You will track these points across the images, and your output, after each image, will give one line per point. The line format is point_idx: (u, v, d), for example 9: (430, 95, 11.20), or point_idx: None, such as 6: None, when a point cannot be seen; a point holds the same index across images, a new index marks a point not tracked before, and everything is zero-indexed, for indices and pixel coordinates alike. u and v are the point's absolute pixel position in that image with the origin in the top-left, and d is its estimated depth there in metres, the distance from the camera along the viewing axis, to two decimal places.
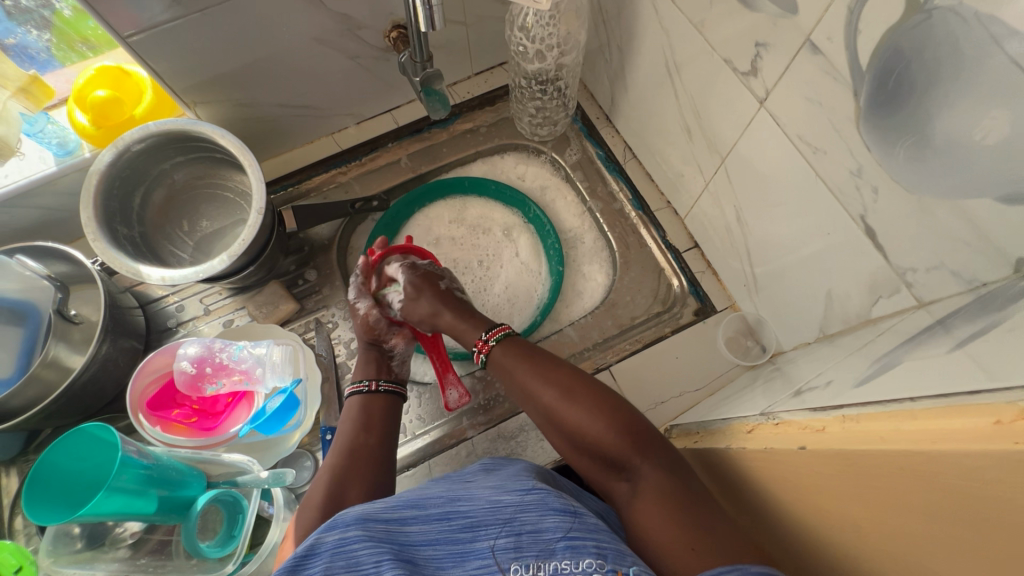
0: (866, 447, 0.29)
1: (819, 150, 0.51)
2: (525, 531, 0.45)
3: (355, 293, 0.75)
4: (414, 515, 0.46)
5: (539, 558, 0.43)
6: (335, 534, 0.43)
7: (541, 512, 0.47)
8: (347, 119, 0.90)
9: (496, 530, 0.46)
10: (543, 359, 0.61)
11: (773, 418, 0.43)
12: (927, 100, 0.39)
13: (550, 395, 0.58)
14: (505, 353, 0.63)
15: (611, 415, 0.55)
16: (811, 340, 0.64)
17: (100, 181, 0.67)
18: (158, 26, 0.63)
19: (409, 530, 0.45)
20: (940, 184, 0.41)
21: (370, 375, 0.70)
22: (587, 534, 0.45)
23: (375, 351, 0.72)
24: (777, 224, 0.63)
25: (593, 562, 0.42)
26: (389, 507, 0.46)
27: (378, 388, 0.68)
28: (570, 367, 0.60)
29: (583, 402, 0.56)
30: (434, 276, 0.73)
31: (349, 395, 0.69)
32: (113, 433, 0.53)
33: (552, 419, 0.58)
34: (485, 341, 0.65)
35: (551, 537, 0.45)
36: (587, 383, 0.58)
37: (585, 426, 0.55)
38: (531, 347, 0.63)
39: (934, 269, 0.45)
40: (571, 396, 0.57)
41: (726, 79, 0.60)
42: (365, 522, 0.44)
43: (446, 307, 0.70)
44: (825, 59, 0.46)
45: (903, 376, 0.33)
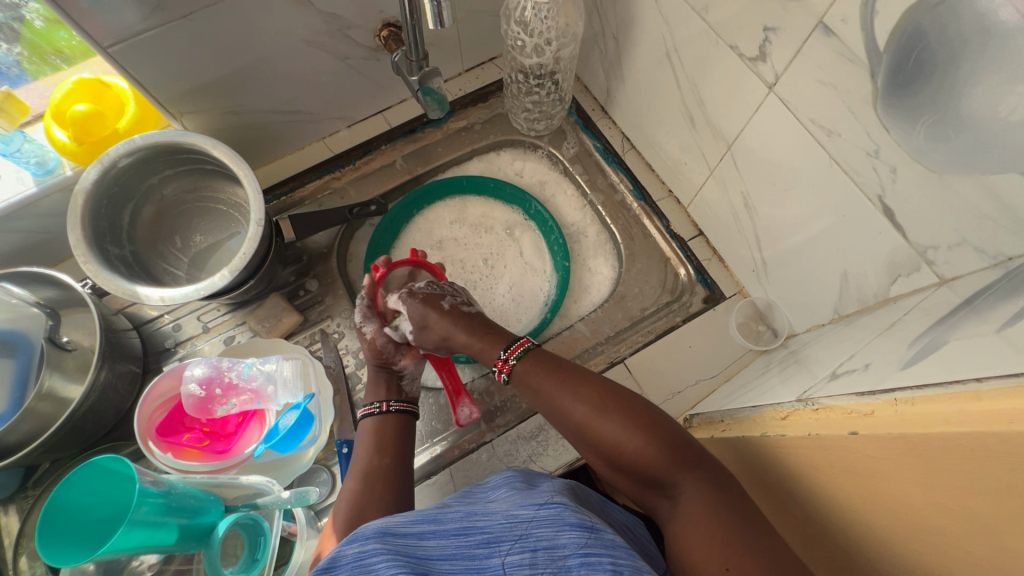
0: (932, 430, 0.30)
1: (834, 132, 0.51)
2: (540, 546, 0.43)
3: (361, 316, 0.72)
4: (431, 531, 0.45)
5: (554, 574, 0.41)
6: (355, 548, 0.42)
7: (557, 525, 0.45)
8: (338, 123, 0.88)
9: (511, 544, 0.44)
10: (569, 371, 0.59)
11: (811, 403, 0.43)
12: (949, 78, 0.39)
13: (581, 411, 0.56)
14: (528, 371, 0.60)
15: (649, 429, 0.53)
16: (826, 321, 0.65)
17: (87, 200, 0.64)
18: (140, 34, 0.60)
19: (424, 545, 0.44)
20: (963, 162, 0.41)
21: (380, 397, 0.68)
22: (606, 548, 0.43)
23: (385, 373, 0.70)
24: (788, 209, 0.63)
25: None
26: (407, 522, 0.46)
27: (389, 409, 0.66)
28: (599, 377, 0.59)
29: (617, 417, 0.54)
30: (436, 297, 0.69)
31: (362, 416, 0.67)
32: (129, 464, 0.51)
33: (584, 436, 0.56)
34: (505, 360, 0.62)
35: (567, 552, 0.43)
36: (620, 396, 0.56)
37: (620, 443, 0.53)
38: (554, 359, 0.61)
39: (956, 246, 0.46)
40: (604, 413, 0.55)
41: (732, 65, 0.60)
42: (384, 535, 0.43)
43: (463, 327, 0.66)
44: (839, 42, 0.46)
45: (952, 356, 0.33)
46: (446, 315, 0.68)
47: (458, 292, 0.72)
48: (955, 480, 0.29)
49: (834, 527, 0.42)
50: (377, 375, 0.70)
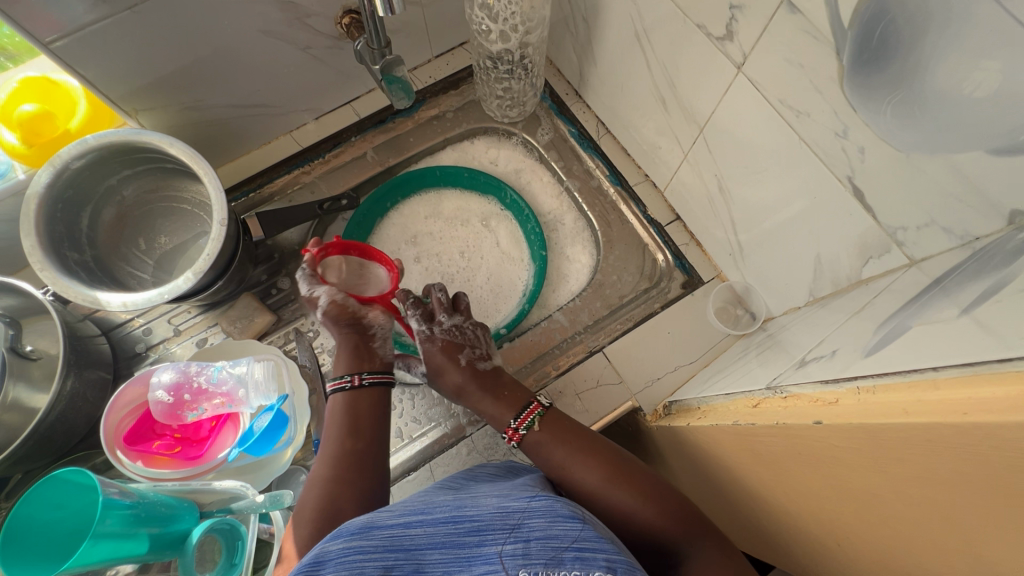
0: (888, 420, 0.29)
1: (803, 113, 0.50)
2: (533, 536, 0.42)
3: (308, 283, 0.68)
4: (420, 519, 0.44)
5: (547, 566, 0.40)
6: (339, 543, 0.42)
7: (551, 516, 0.44)
8: (304, 115, 0.85)
9: (503, 534, 0.43)
10: (582, 439, 0.60)
11: (780, 391, 0.42)
12: (914, 56, 0.38)
13: (593, 481, 0.57)
14: (540, 440, 0.61)
15: (659, 501, 0.55)
16: (801, 304, 0.64)
17: (41, 206, 0.62)
18: (85, 28, 0.57)
19: (413, 536, 0.43)
20: (929, 142, 0.40)
21: (352, 369, 0.65)
22: (600, 542, 0.42)
23: (354, 334, 0.67)
24: (762, 192, 0.62)
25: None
26: (397, 514, 0.45)
27: (361, 381, 0.64)
28: (611, 449, 0.60)
29: (628, 488, 0.56)
30: (454, 347, 0.68)
31: (331, 393, 0.65)
32: (92, 475, 0.50)
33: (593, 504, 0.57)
34: (514, 428, 0.62)
35: (560, 543, 0.42)
36: (630, 467, 0.58)
37: (632, 512, 0.55)
38: (570, 424, 0.62)
39: (924, 227, 0.45)
40: (615, 481, 0.56)
41: (700, 46, 0.59)
42: (369, 530, 0.43)
43: (478, 391, 0.66)
44: (804, 18, 0.45)
45: (914, 343, 0.32)
46: (464, 371, 0.67)
47: (479, 340, 0.70)
48: (919, 467, 0.29)
49: (812, 507, 0.42)
50: (347, 339, 0.67)
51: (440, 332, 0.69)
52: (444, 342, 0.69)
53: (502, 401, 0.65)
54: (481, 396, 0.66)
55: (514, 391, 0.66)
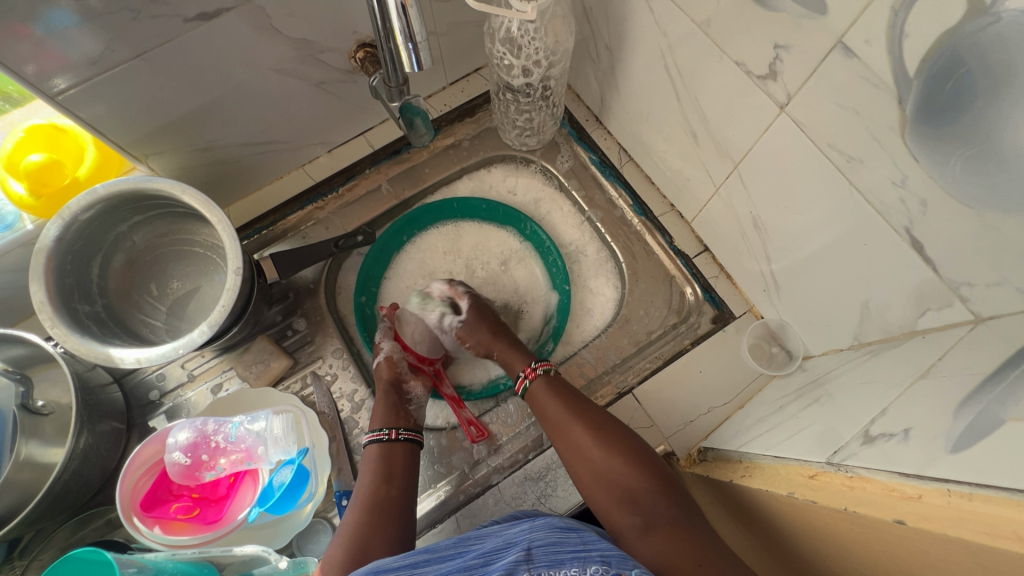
0: (996, 543, 0.26)
1: (855, 159, 0.47)
2: (535, 546, 0.44)
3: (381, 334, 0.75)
4: (426, 557, 0.46)
5: (550, 568, 0.43)
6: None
7: (550, 528, 0.46)
8: (317, 149, 0.82)
9: (506, 552, 0.45)
10: (572, 393, 0.65)
11: (845, 469, 0.39)
12: (992, 112, 0.35)
13: (581, 429, 0.60)
14: (541, 388, 0.65)
15: (635, 454, 0.58)
16: (845, 347, 0.61)
17: (50, 259, 0.59)
18: (94, 76, 0.55)
19: (422, 571, 0.44)
20: (1005, 201, 0.37)
21: (389, 423, 0.66)
22: (595, 543, 0.45)
23: (394, 395, 0.69)
24: (803, 232, 0.59)
25: (599, 568, 0.42)
26: (400, 557, 0.46)
27: (398, 437, 0.64)
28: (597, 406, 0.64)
29: (611, 440, 0.59)
30: (490, 312, 0.74)
31: (368, 442, 0.64)
32: (107, 553, 0.47)
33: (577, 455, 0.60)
34: (533, 367, 0.67)
35: (561, 548, 0.44)
36: (614, 425, 0.61)
37: (611, 462, 0.58)
38: (560, 381, 0.66)
39: (995, 285, 0.41)
40: (601, 432, 0.60)
41: (738, 82, 0.55)
42: (377, 574, 0.44)
43: (502, 340, 0.72)
44: (861, 63, 0.42)
45: (1012, 443, 0.29)
46: (498, 328, 0.73)
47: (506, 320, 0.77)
48: None
49: None
50: (386, 397, 0.68)
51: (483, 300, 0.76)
52: (483, 306, 0.75)
53: (522, 350, 0.71)
54: (505, 347, 0.72)
55: (529, 347, 0.72)
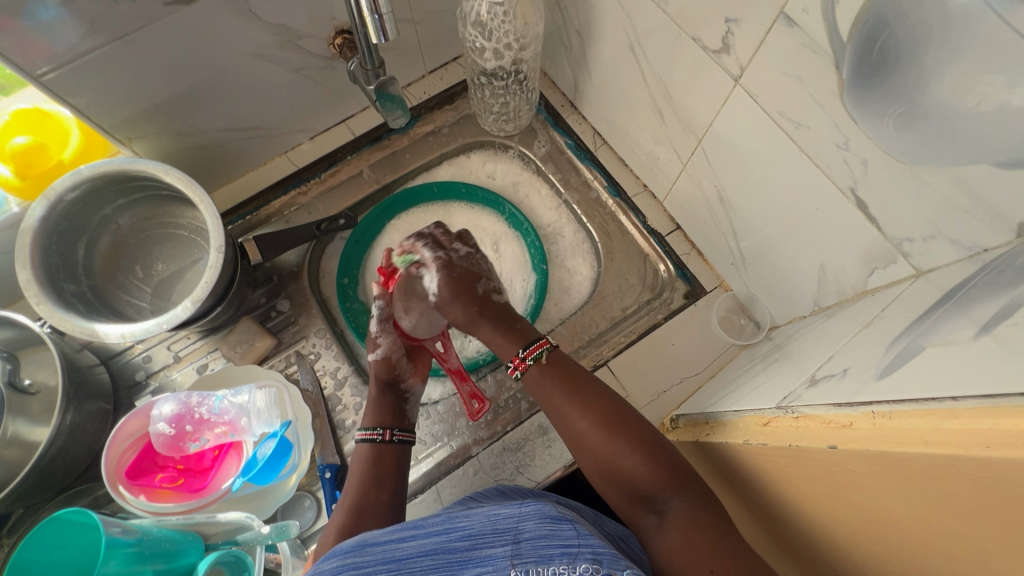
0: (908, 449, 0.29)
1: (802, 125, 0.50)
2: (524, 538, 0.42)
3: (378, 327, 0.69)
4: (412, 533, 0.43)
5: (538, 564, 0.41)
6: (332, 562, 0.43)
7: (541, 517, 0.43)
8: (299, 135, 0.84)
9: (495, 540, 0.42)
10: (582, 380, 0.60)
11: (790, 410, 0.42)
12: (915, 69, 0.38)
13: (589, 423, 0.57)
14: (544, 375, 0.61)
15: (647, 449, 0.54)
16: (806, 313, 0.64)
17: (36, 238, 0.61)
18: (77, 58, 0.57)
19: (405, 547, 0.43)
20: (933, 154, 0.40)
21: (383, 423, 0.65)
22: (588, 537, 0.41)
23: (390, 395, 0.68)
24: (763, 202, 0.62)
25: (589, 568, 0.40)
26: (388, 529, 0.44)
27: (391, 438, 0.63)
28: (606, 394, 0.59)
29: (621, 434, 0.55)
30: (471, 278, 0.67)
31: (358, 442, 0.64)
32: (92, 513, 0.49)
33: (586, 448, 0.57)
34: (522, 358, 0.62)
35: (550, 543, 0.41)
36: (627, 418, 0.57)
37: (620, 458, 0.55)
38: (571, 367, 0.61)
39: (931, 238, 0.44)
40: (609, 425, 0.56)
41: (697, 58, 0.58)
42: (363, 547, 0.43)
43: (484, 318, 0.66)
44: (801, 31, 0.44)
45: (926, 366, 0.32)
46: (478, 300, 0.66)
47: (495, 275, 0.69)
48: (939, 493, 0.28)
49: (831, 531, 0.41)
50: (383, 397, 0.67)
51: (459, 262, 0.68)
52: (461, 270, 0.67)
53: (511, 333, 0.65)
54: (489, 326, 0.66)
55: (520, 332, 0.65)
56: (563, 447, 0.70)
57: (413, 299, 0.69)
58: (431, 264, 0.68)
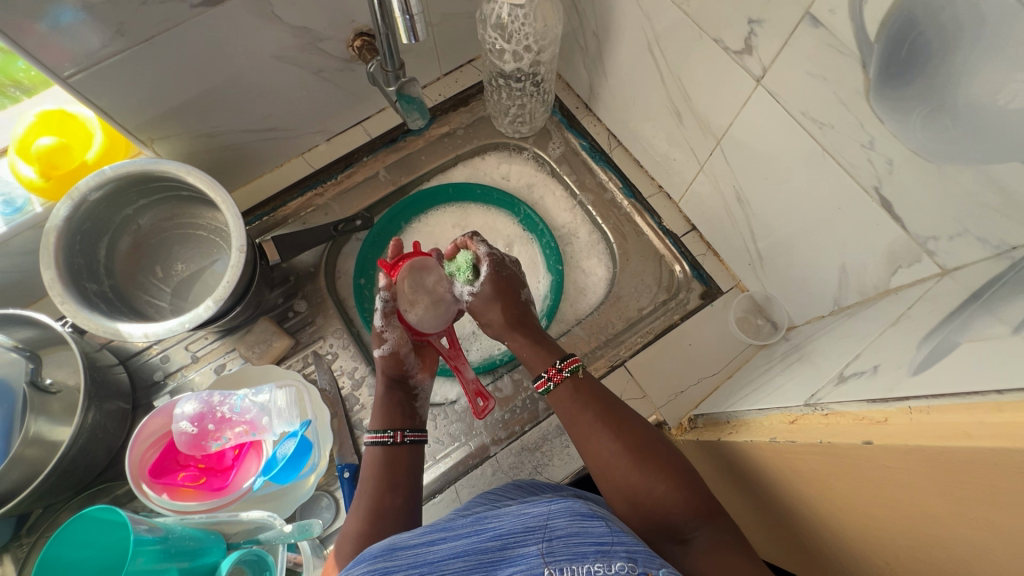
0: (948, 443, 0.29)
1: (826, 125, 0.50)
2: (556, 536, 0.41)
3: (382, 320, 0.68)
4: (442, 535, 0.43)
5: (572, 562, 0.40)
6: (361, 567, 0.41)
7: (572, 513, 0.42)
8: (316, 137, 0.85)
9: (527, 538, 0.41)
10: (612, 404, 0.60)
11: (820, 407, 0.42)
12: (944, 68, 0.38)
13: (620, 445, 0.56)
14: (576, 390, 0.60)
15: (677, 479, 0.53)
16: (825, 313, 0.64)
17: (60, 238, 0.61)
18: (103, 60, 0.58)
19: (436, 549, 0.42)
20: (961, 153, 0.40)
21: (394, 424, 0.64)
22: (620, 534, 0.41)
23: (399, 393, 0.67)
24: (783, 202, 0.62)
25: (624, 566, 0.39)
26: (418, 533, 0.43)
27: (403, 440, 0.62)
28: (637, 420, 0.59)
29: (652, 462, 0.55)
30: (513, 287, 0.69)
31: (370, 445, 0.63)
32: (121, 512, 0.49)
33: (613, 473, 0.55)
34: (559, 369, 0.61)
35: (583, 539, 0.40)
36: (656, 447, 0.56)
37: (650, 486, 0.53)
38: (601, 390, 0.61)
39: (957, 236, 0.44)
40: (642, 452, 0.55)
41: (718, 59, 0.59)
42: (392, 551, 0.42)
43: (519, 329, 0.66)
44: (827, 31, 0.45)
45: (963, 362, 0.32)
46: (515, 304, 0.68)
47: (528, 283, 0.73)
48: (979, 487, 0.28)
49: (858, 528, 0.41)
50: (392, 395, 0.66)
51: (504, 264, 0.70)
52: (508, 273, 0.70)
53: (545, 347, 0.65)
54: (522, 336, 0.66)
55: (554, 346, 0.66)
56: None
57: (421, 293, 0.67)
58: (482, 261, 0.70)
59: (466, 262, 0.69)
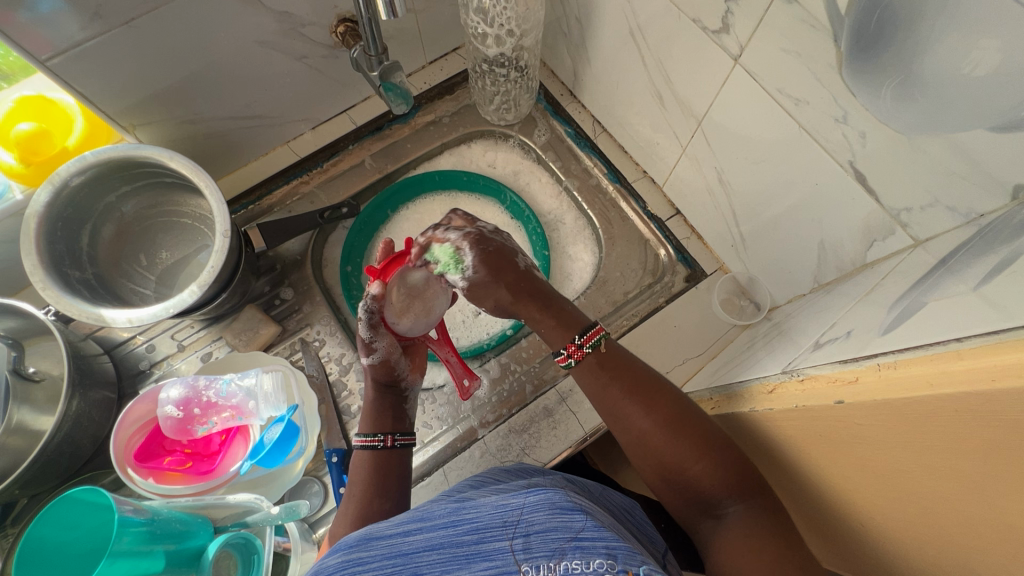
0: (913, 394, 0.30)
1: (802, 101, 0.51)
2: (533, 530, 0.41)
3: (367, 331, 0.65)
4: (417, 526, 0.43)
5: (549, 559, 0.40)
6: (338, 557, 0.43)
7: (551, 507, 0.41)
8: (301, 125, 0.85)
9: (502, 533, 0.41)
10: (642, 378, 0.57)
11: (796, 374, 0.43)
12: (910, 39, 0.39)
13: (649, 423, 0.54)
14: (601, 366, 0.58)
15: (715, 453, 0.52)
16: (806, 291, 0.65)
17: (41, 224, 0.61)
18: (82, 44, 0.57)
19: (411, 542, 0.42)
20: (930, 122, 0.41)
21: (385, 428, 0.63)
22: (601, 530, 0.41)
23: (391, 397, 0.66)
24: (762, 181, 0.63)
25: (604, 563, 0.39)
26: (395, 523, 0.44)
27: (394, 444, 0.62)
28: (669, 390, 0.57)
29: (688, 436, 0.53)
30: (506, 256, 0.64)
31: (360, 449, 0.63)
32: (106, 493, 0.49)
33: (647, 449, 0.55)
34: (578, 346, 0.58)
35: (561, 535, 0.40)
36: (690, 418, 0.54)
37: (686, 461, 0.52)
38: (628, 363, 0.58)
39: (928, 207, 0.45)
40: (675, 427, 0.53)
41: (697, 40, 0.59)
42: (368, 542, 0.43)
43: (530, 297, 0.62)
44: (800, 7, 0.46)
45: (928, 319, 0.33)
46: (521, 276, 0.64)
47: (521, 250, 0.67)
48: (945, 434, 0.29)
49: (836, 489, 0.42)
50: (383, 400, 0.65)
51: (489, 240, 0.65)
52: (495, 246, 0.65)
53: (561, 317, 0.61)
54: (534, 305, 0.62)
55: (570, 316, 0.61)
56: (568, 429, 0.70)
57: (414, 300, 0.68)
58: (461, 243, 0.64)
59: (449, 256, 0.64)
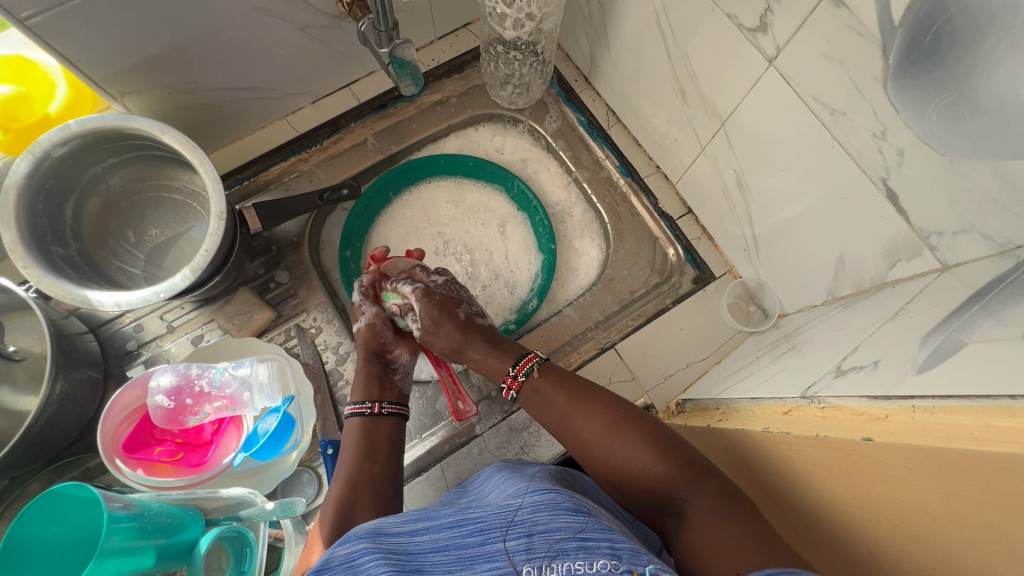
0: (951, 444, 0.29)
1: (838, 111, 0.49)
2: (536, 530, 0.39)
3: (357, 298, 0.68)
4: (425, 526, 0.42)
5: (552, 559, 0.38)
6: (346, 546, 0.40)
7: (554, 507, 0.40)
8: (301, 99, 0.80)
9: (506, 533, 0.40)
10: (580, 386, 0.57)
11: (817, 400, 0.42)
12: (967, 59, 0.37)
13: (591, 429, 0.54)
14: (539, 391, 0.58)
15: (659, 444, 0.51)
16: (818, 303, 0.64)
17: (20, 197, 0.57)
18: (66, 3, 0.52)
19: (418, 541, 0.41)
20: (978, 148, 0.39)
21: (371, 395, 0.62)
22: (605, 531, 0.39)
23: (376, 365, 0.66)
24: (783, 188, 0.61)
25: (607, 563, 0.36)
26: (403, 521, 0.43)
27: (382, 411, 0.61)
28: (607, 393, 0.57)
29: (630, 433, 0.52)
30: (452, 303, 0.63)
31: (347, 417, 0.62)
32: (93, 488, 0.48)
33: (595, 456, 0.54)
34: (514, 377, 0.59)
35: (564, 535, 0.39)
36: (632, 418, 0.54)
37: (631, 459, 0.51)
38: (565, 373, 0.59)
39: (962, 232, 0.44)
40: (616, 427, 0.53)
41: (730, 38, 0.56)
42: (377, 535, 0.41)
43: (477, 342, 0.62)
44: (850, 13, 0.43)
45: (970, 366, 0.32)
46: (461, 324, 0.62)
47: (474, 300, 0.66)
48: (984, 488, 0.29)
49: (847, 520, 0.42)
50: (369, 367, 0.65)
51: (437, 287, 0.65)
52: (440, 297, 0.63)
53: (499, 352, 0.61)
54: (479, 348, 0.62)
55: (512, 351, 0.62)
56: None
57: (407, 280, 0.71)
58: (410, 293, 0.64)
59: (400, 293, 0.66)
